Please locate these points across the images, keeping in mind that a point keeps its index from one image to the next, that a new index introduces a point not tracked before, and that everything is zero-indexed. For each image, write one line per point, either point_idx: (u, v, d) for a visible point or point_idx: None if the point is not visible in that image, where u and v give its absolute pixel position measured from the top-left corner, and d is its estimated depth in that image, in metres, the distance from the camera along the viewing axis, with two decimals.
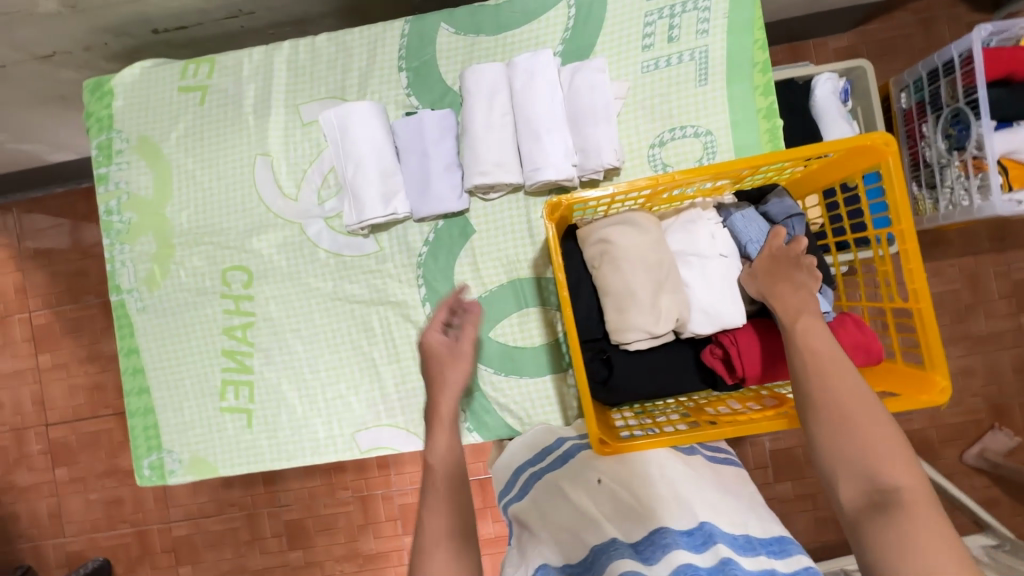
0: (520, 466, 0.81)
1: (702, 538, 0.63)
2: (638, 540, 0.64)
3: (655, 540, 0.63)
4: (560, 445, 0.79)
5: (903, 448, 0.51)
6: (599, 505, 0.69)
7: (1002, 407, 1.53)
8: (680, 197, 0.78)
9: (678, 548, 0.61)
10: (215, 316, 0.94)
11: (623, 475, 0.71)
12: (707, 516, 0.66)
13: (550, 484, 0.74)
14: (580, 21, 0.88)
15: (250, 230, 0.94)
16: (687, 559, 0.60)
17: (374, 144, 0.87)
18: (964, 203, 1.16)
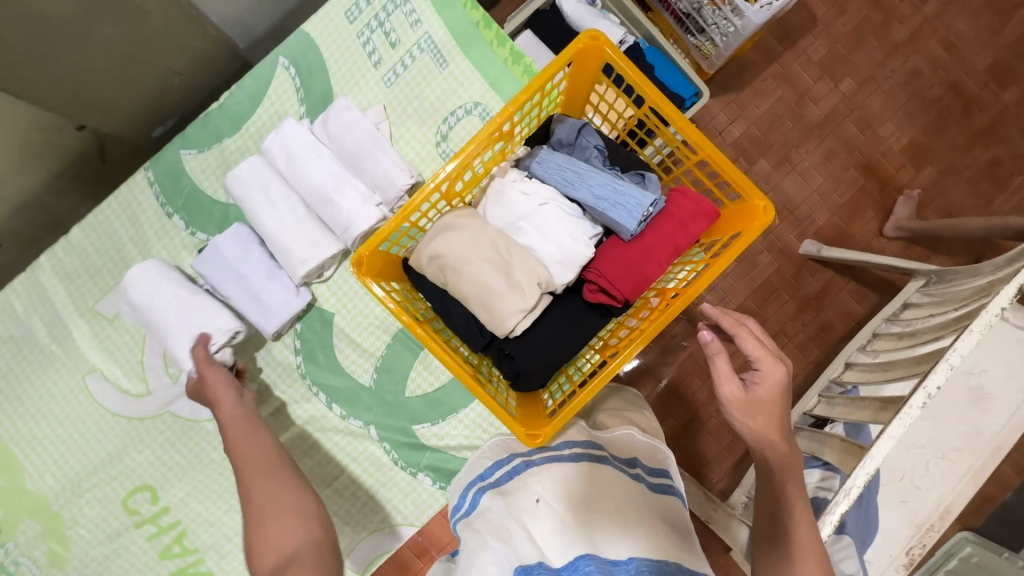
0: (467, 484, 0.75)
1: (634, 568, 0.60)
2: (562, 565, 0.60)
3: (578, 567, 0.59)
4: (509, 461, 0.72)
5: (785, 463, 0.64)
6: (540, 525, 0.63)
7: (872, 166, 1.66)
8: (476, 176, 0.77)
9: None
10: (143, 549, 0.86)
11: (567, 495, 0.66)
12: (634, 550, 0.61)
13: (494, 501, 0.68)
14: (304, 75, 0.86)
15: (124, 448, 0.86)
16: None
17: (150, 299, 0.80)
18: (730, 29, 1.24)
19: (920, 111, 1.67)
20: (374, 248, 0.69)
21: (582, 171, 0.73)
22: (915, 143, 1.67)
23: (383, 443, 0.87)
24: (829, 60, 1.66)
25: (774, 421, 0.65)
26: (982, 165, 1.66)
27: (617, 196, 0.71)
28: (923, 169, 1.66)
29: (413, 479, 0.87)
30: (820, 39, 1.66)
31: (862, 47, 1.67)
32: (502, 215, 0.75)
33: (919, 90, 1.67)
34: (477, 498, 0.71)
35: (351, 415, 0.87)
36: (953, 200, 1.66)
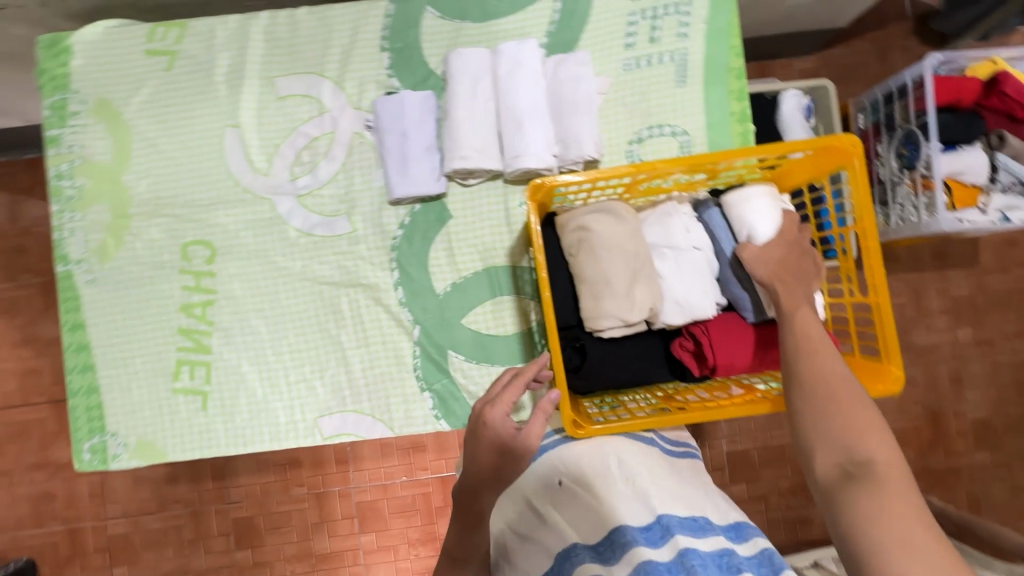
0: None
1: (664, 526, 0.67)
2: (598, 540, 0.69)
3: (613, 540, 0.68)
4: None
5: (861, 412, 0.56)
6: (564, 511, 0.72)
7: (938, 416, 1.63)
8: (656, 189, 0.80)
9: (640, 545, 0.66)
10: (173, 292, 0.89)
11: (590, 482, 0.71)
12: (664, 506, 0.69)
13: (519, 492, 0.75)
14: (566, 15, 0.89)
15: (215, 203, 0.90)
16: (649, 554, 0.65)
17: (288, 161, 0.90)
18: (911, 219, 1.23)
19: (1013, 400, 1.64)
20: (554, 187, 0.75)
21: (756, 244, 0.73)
22: (988, 423, 1.64)
23: (416, 347, 0.89)
24: (964, 303, 1.64)
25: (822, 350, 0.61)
26: None
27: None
28: (981, 450, 1.63)
29: (418, 393, 0.89)
30: (968, 280, 1.64)
31: (999, 312, 1.64)
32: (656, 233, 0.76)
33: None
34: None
35: (407, 306, 0.89)
36: (988, 494, 1.62)
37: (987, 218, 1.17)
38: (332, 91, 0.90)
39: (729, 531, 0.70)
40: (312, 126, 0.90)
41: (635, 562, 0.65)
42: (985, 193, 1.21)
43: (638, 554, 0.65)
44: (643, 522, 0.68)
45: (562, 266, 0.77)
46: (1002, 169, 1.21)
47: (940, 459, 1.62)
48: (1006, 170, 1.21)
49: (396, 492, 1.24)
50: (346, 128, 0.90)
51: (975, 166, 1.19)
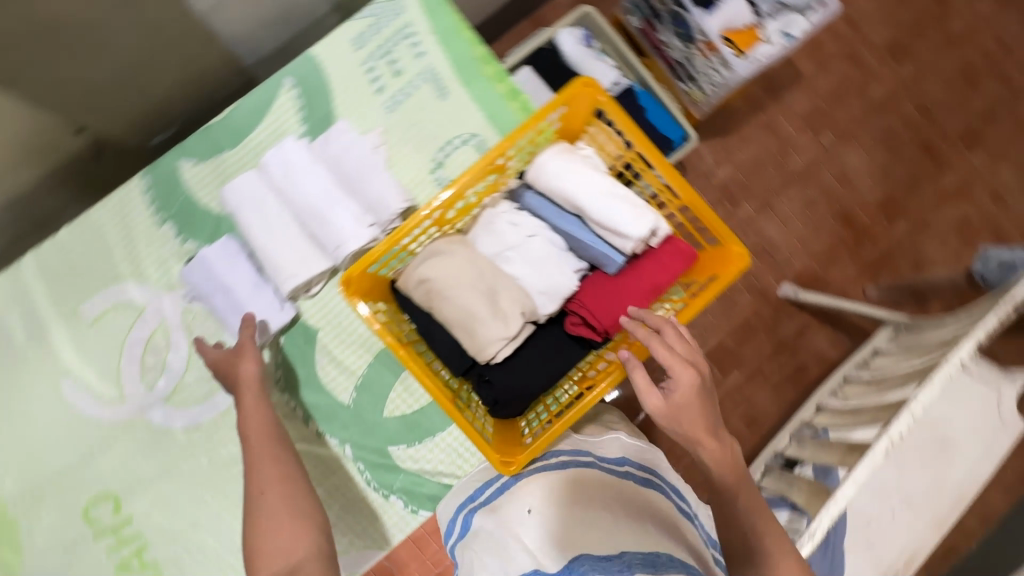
0: (458, 507, 0.78)
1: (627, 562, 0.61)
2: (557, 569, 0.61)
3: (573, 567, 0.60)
4: (498, 479, 0.77)
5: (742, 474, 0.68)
6: (530, 536, 0.65)
7: (848, 217, 1.74)
8: (468, 205, 0.80)
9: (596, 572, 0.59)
10: (102, 560, 0.83)
11: (560, 508, 0.68)
12: (626, 542, 0.64)
13: (485, 523, 0.70)
14: (308, 96, 0.88)
15: (90, 454, 0.84)
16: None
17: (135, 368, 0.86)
18: (718, 80, 1.31)
19: (896, 168, 1.76)
20: (363, 269, 0.72)
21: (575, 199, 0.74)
22: (889, 198, 1.75)
23: (358, 462, 0.87)
24: (811, 114, 1.75)
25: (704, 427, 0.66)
26: (951, 221, 1.75)
27: (612, 222, 0.72)
28: (897, 222, 1.74)
29: (384, 501, 0.87)
30: (803, 94, 1.75)
31: (842, 105, 1.76)
32: (490, 244, 0.77)
33: (894, 148, 1.77)
34: (470, 520, 0.75)
35: (327, 432, 0.87)
36: (924, 254, 1.74)
37: (775, 46, 1.27)
38: (138, 287, 0.86)
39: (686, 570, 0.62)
40: (140, 328, 0.86)
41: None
42: (761, 27, 1.27)
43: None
44: (603, 553, 0.62)
45: (429, 320, 0.76)
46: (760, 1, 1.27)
47: (870, 250, 1.73)
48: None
49: None
50: (172, 311, 0.86)
51: (738, 11, 1.25)
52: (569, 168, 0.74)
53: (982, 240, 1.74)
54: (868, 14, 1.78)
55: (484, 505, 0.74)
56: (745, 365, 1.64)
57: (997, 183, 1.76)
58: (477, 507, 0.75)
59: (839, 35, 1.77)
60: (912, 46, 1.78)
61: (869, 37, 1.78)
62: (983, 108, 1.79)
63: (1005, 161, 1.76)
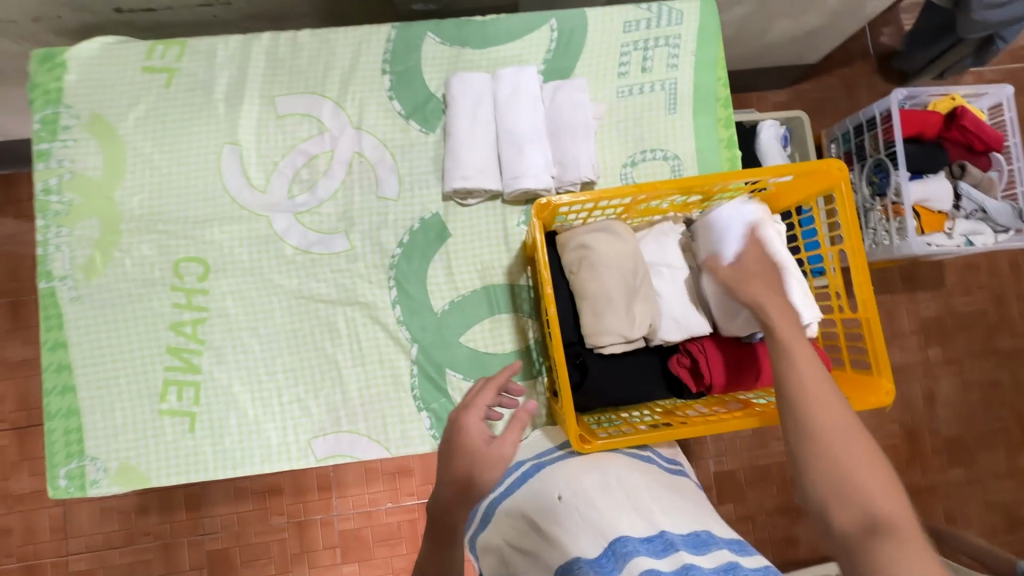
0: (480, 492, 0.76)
1: (665, 542, 0.63)
2: (597, 553, 0.63)
3: (615, 551, 0.62)
4: (518, 467, 0.76)
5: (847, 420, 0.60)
6: (568, 525, 0.66)
7: (913, 434, 1.69)
8: (653, 210, 0.83)
9: (641, 555, 0.61)
10: (163, 310, 0.87)
11: (588, 488, 0.69)
12: (667, 524, 0.66)
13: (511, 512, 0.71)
14: (561, 44, 0.93)
15: (210, 219, 0.89)
16: (650, 564, 0.60)
17: None
18: (884, 243, 1.30)
19: (981, 418, 1.71)
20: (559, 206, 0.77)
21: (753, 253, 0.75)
22: (960, 441, 1.70)
23: (414, 366, 0.88)
24: (932, 324, 1.72)
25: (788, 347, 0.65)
26: (1004, 497, 1.68)
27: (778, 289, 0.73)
28: (955, 466, 1.68)
29: (416, 413, 0.88)
30: (935, 302, 1.72)
31: (965, 333, 1.73)
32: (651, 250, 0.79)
33: (990, 399, 1.71)
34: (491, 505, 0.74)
35: (405, 324, 0.89)
36: (964, 511, 1.67)
37: (954, 243, 1.25)
38: (332, 112, 0.92)
39: (733, 544, 0.65)
40: (313, 144, 0.91)
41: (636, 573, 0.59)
42: (950, 218, 1.27)
43: (642, 563, 0.60)
44: (644, 535, 0.64)
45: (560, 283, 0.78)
46: (964, 197, 1.27)
47: (917, 477, 1.67)
48: (968, 198, 1.27)
49: (378, 521, 1.25)
50: (344, 147, 0.91)
51: (940, 194, 1.25)
52: (761, 224, 0.76)
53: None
54: None
55: (506, 493, 0.74)
56: None
57: None
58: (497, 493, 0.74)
59: (997, 271, 1.75)
60: None
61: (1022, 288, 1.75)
62: None
63: None
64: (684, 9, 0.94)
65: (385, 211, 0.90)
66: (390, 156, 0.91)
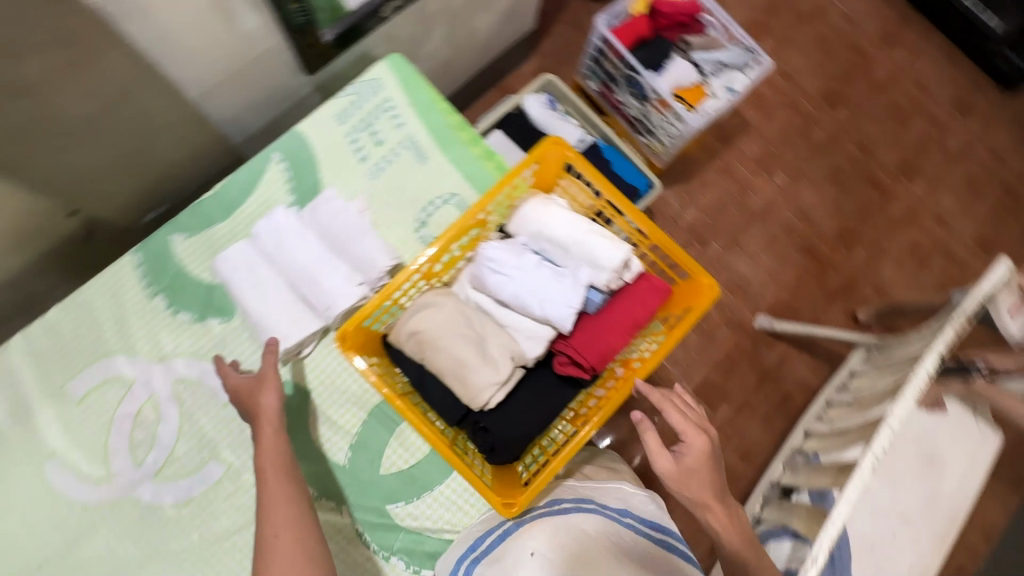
0: (459, 559, 0.78)
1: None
2: None
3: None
4: (500, 526, 0.77)
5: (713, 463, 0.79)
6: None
7: (811, 249, 1.84)
8: (453, 258, 0.84)
9: None
10: None
11: (562, 549, 0.70)
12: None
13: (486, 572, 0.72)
14: (295, 168, 0.94)
15: (75, 539, 0.81)
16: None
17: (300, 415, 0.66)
18: (674, 132, 1.43)
19: (846, 200, 1.90)
20: (358, 324, 0.77)
21: (555, 241, 0.80)
22: (845, 228, 1.87)
23: (356, 524, 0.85)
24: (763, 157, 1.89)
25: (696, 432, 0.79)
26: (904, 246, 1.88)
27: (587, 254, 0.78)
28: (854, 249, 1.86)
29: (386, 564, 0.84)
30: (753, 139, 1.90)
31: (790, 148, 1.91)
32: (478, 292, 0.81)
33: (842, 182, 1.91)
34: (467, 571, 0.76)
35: (324, 496, 0.85)
36: (886, 278, 1.84)
37: (721, 99, 1.41)
38: (128, 361, 0.87)
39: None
40: (129, 401, 0.86)
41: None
42: (706, 84, 1.42)
43: None
44: None
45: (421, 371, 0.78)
46: (702, 62, 1.43)
47: (836, 277, 1.83)
48: (706, 61, 1.43)
49: None
50: (162, 384, 0.87)
51: (683, 73, 1.41)
52: (548, 213, 0.81)
53: (934, 261, 1.86)
54: (800, 67, 1.98)
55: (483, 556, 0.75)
56: (732, 397, 1.70)
57: (939, 208, 1.91)
58: (478, 557, 0.76)
59: (778, 86, 1.96)
60: (844, 93, 1.97)
61: (803, 86, 1.96)
62: (914, 143, 1.96)
63: (943, 189, 1.92)
64: (377, 75, 0.97)
65: (238, 412, 0.87)
66: (210, 361, 0.88)
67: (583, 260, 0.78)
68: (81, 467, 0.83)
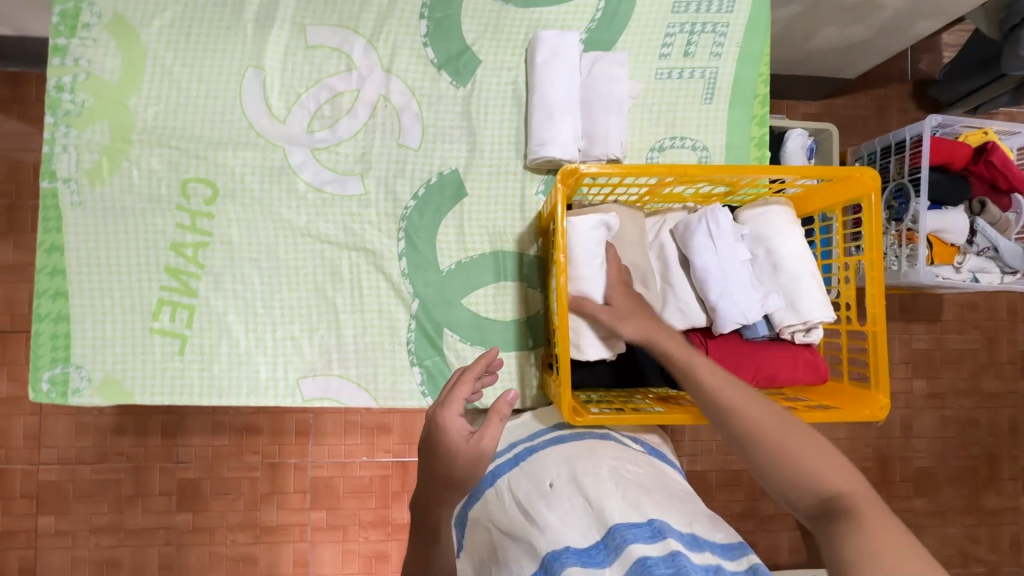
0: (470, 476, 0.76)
1: (658, 527, 0.62)
2: (590, 545, 0.63)
3: (607, 544, 0.62)
4: (510, 450, 0.78)
5: (765, 412, 0.61)
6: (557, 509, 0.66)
7: (886, 461, 1.72)
8: (676, 195, 0.79)
9: (632, 543, 0.60)
10: (165, 229, 0.85)
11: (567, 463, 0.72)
12: (656, 514, 0.65)
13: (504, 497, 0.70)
14: (607, 15, 0.90)
15: (226, 144, 0.86)
16: (642, 550, 0.59)
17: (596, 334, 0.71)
18: (893, 268, 1.30)
19: (954, 454, 1.74)
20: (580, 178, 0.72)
21: (772, 259, 0.74)
22: (930, 474, 1.73)
23: (412, 320, 0.87)
24: (922, 357, 1.74)
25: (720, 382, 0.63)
26: (963, 533, 1.73)
27: (791, 290, 0.73)
28: (920, 497, 1.72)
29: (408, 368, 0.87)
30: (929, 335, 1.74)
31: (952, 369, 1.75)
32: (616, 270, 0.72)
33: (966, 437, 1.74)
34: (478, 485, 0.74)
35: (409, 278, 0.87)
36: (921, 541, 1.72)
37: (959, 277, 1.25)
38: (363, 49, 0.89)
39: (720, 547, 0.63)
40: (339, 80, 0.88)
41: (630, 561, 0.58)
42: (961, 253, 1.27)
43: (635, 550, 0.59)
44: (638, 519, 0.64)
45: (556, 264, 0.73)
46: (980, 233, 1.27)
47: (883, 501, 1.71)
48: (983, 235, 1.27)
49: (355, 471, 1.30)
50: (371, 88, 0.88)
51: (956, 225, 1.25)
52: (788, 230, 0.75)
53: (975, 566, 1.72)
54: None
55: (495, 477, 0.74)
56: None
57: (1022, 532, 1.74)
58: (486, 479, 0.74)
59: (994, 314, 1.76)
60: None
61: (1015, 334, 1.76)
62: None
63: None
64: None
65: (403, 159, 0.88)
66: (417, 103, 0.89)
67: (782, 293, 0.73)
68: (270, 95, 0.87)
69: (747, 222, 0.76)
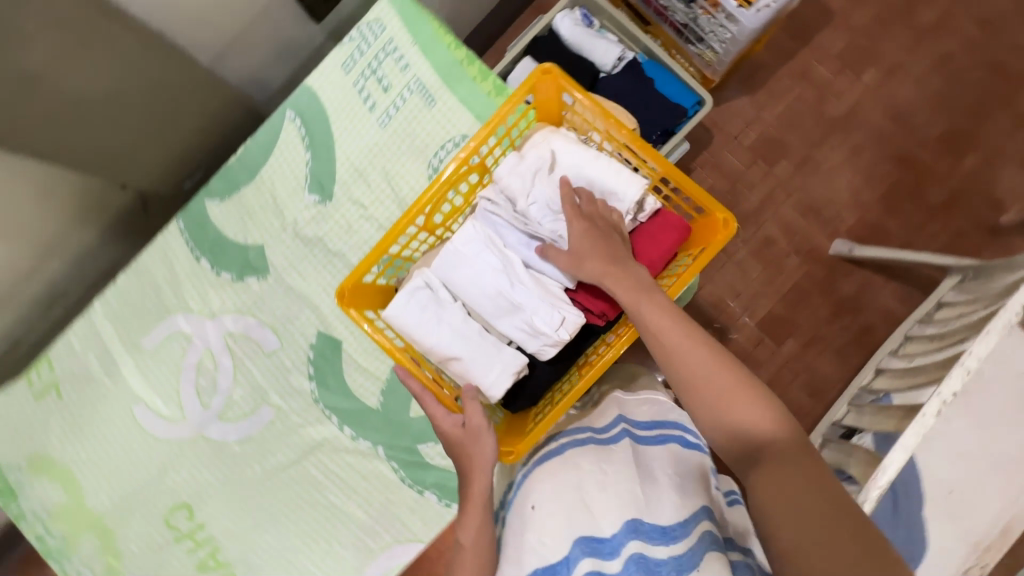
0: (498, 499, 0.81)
1: (617, 542, 0.63)
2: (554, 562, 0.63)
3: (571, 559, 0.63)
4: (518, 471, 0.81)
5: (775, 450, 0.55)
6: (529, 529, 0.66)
7: (908, 158, 1.56)
8: (454, 210, 0.79)
9: (586, 557, 0.62)
10: (184, 561, 0.94)
11: (548, 487, 0.69)
12: (619, 523, 0.64)
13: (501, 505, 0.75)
14: (309, 125, 0.94)
15: (163, 471, 0.95)
16: (596, 566, 0.61)
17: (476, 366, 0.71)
18: (727, 36, 1.23)
19: (963, 94, 1.56)
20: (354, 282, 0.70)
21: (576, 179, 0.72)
22: (958, 130, 1.55)
23: (391, 462, 0.91)
24: (852, 51, 1.59)
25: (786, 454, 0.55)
26: None
27: (603, 189, 0.71)
28: (969, 155, 1.54)
29: (420, 497, 0.91)
30: (840, 30, 1.59)
31: (889, 35, 1.58)
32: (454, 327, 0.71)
33: (958, 71, 1.56)
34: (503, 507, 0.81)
35: (360, 436, 0.92)
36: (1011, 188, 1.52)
37: None
38: (186, 319, 0.96)
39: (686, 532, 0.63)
40: (191, 354, 0.96)
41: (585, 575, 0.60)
42: None
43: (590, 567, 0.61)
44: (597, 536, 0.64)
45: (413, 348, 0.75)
46: None
47: (941, 190, 1.54)
48: None
49: None
50: (215, 337, 0.95)
51: None
52: (569, 139, 0.73)
53: None
54: None
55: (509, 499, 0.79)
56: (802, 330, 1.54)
57: None
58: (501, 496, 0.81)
59: None
60: None
61: None
62: None
63: None
64: (379, 13, 0.92)
65: (281, 362, 0.94)
66: (252, 316, 0.95)
67: (601, 197, 0.72)
68: (160, 408, 0.95)
69: (540, 161, 0.72)
